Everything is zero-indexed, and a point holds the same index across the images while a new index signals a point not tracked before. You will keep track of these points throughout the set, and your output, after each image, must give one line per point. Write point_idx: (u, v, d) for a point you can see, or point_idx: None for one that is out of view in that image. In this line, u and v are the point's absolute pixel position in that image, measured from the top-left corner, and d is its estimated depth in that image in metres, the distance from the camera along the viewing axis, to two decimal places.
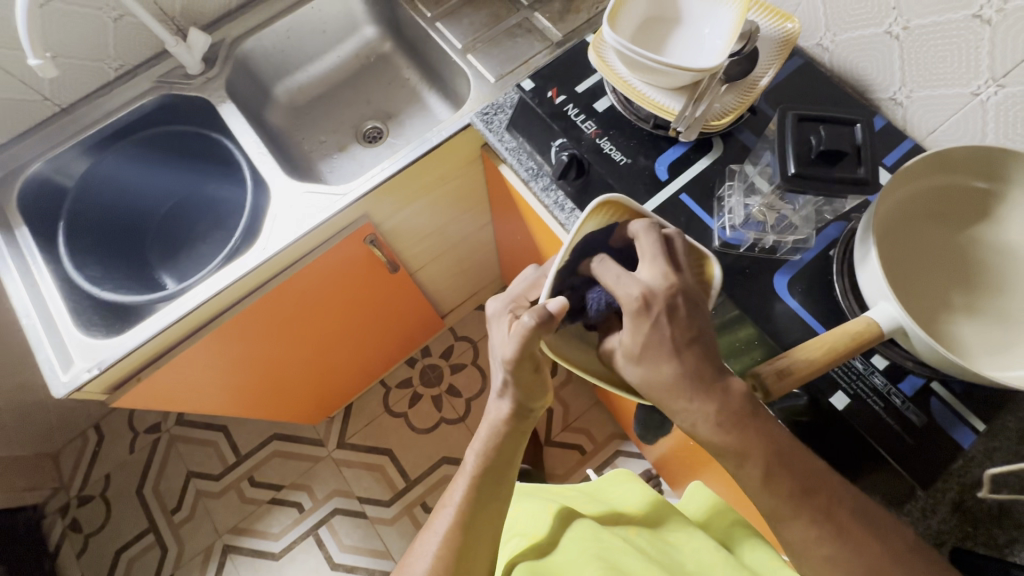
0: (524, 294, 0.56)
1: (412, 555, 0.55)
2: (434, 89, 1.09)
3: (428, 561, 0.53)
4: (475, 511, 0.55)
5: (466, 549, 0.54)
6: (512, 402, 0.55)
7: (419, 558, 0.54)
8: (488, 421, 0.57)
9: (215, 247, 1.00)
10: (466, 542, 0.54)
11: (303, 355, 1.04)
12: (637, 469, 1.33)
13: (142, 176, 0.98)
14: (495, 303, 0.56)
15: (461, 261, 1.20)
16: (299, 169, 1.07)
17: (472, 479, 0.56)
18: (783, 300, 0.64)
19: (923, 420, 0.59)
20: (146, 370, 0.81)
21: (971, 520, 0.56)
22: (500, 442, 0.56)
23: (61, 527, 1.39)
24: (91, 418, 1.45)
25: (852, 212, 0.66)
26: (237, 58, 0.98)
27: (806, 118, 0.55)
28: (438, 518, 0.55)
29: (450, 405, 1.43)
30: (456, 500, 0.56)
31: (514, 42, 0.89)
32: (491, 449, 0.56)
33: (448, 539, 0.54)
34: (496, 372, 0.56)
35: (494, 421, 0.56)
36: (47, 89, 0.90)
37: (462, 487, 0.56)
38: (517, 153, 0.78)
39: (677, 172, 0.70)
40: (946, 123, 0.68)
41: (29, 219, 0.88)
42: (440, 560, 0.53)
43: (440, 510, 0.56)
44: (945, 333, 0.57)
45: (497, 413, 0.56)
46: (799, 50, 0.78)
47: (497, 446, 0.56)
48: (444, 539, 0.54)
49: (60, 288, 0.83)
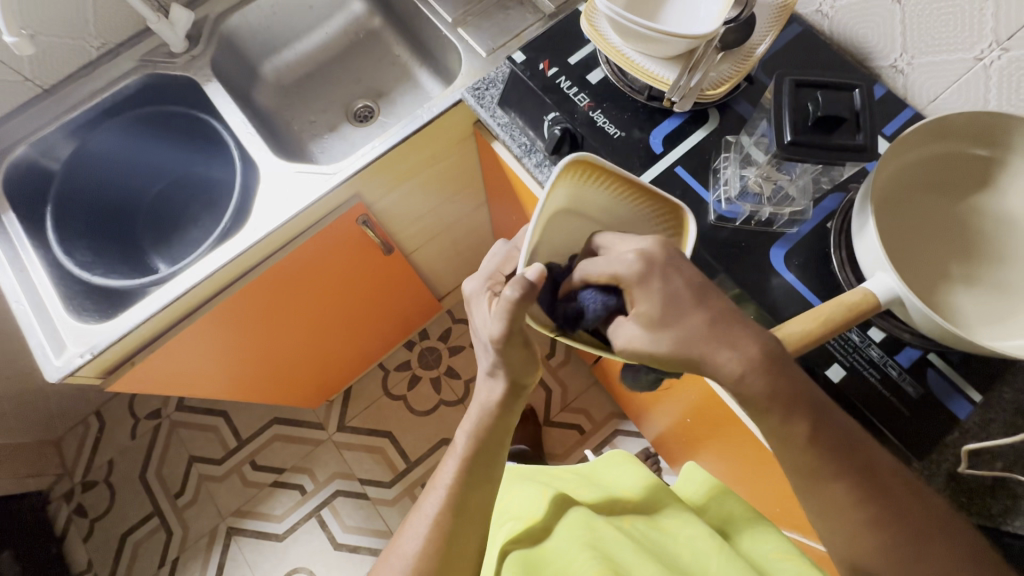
0: (499, 270, 0.56)
1: (404, 533, 0.55)
2: (425, 66, 1.07)
3: (420, 539, 0.54)
4: (465, 491, 0.55)
5: (456, 530, 0.54)
6: (502, 383, 0.54)
7: (410, 538, 0.54)
8: (478, 403, 0.56)
9: (207, 229, 0.99)
10: (460, 519, 0.54)
11: (300, 337, 1.04)
12: (636, 448, 1.34)
13: (130, 158, 0.97)
14: (472, 283, 0.55)
15: (456, 242, 1.19)
16: (290, 150, 1.05)
17: (463, 457, 0.55)
18: (780, 274, 0.63)
19: (920, 392, 0.58)
20: (139, 354, 0.80)
21: (966, 491, 0.56)
22: (491, 424, 0.55)
23: (67, 512, 1.40)
24: (91, 405, 1.45)
25: (850, 182, 0.65)
26: (222, 35, 0.95)
27: (803, 83, 0.53)
28: (429, 499, 0.55)
29: (448, 387, 1.43)
30: (446, 482, 0.55)
31: (505, 14, 0.87)
32: (482, 432, 0.55)
33: (439, 518, 0.54)
34: (483, 351, 0.54)
35: (485, 403, 0.55)
36: (28, 69, 0.88)
37: (453, 469, 0.55)
38: (510, 129, 0.76)
39: (672, 145, 0.69)
40: (948, 90, 0.65)
41: (16, 203, 0.87)
42: (430, 541, 0.53)
43: (430, 491, 0.56)
44: (943, 304, 0.56)
45: (488, 394, 0.55)
46: (797, 17, 0.75)
47: (488, 428, 0.55)
48: (435, 521, 0.54)
49: (50, 273, 0.82)
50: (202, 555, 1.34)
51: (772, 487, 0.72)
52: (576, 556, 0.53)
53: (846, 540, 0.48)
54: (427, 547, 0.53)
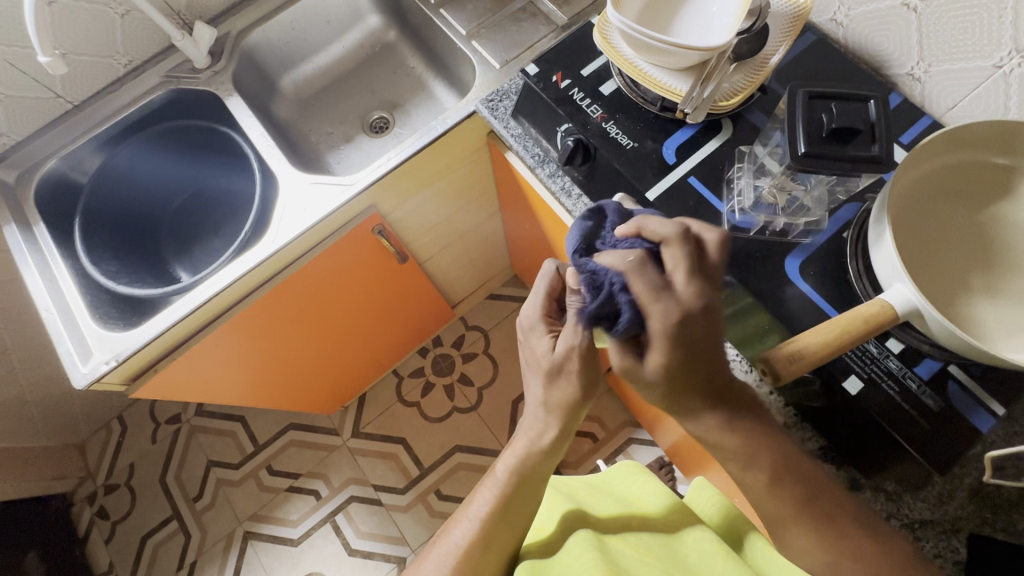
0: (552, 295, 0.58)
1: (429, 559, 0.59)
2: (440, 79, 1.09)
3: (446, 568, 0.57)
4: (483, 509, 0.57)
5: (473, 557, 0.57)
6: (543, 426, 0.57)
7: (435, 564, 0.58)
8: (521, 443, 0.58)
9: (228, 240, 1.02)
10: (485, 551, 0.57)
11: (317, 346, 1.06)
12: (648, 457, 1.33)
13: (155, 172, 0.99)
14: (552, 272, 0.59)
15: (469, 250, 1.20)
16: (308, 161, 1.07)
17: (498, 493, 0.58)
18: (795, 285, 0.63)
19: (941, 404, 0.57)
20: (161, 362, 0.82)
21: (989, 505, 0.55)
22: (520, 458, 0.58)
23: (89, 515, 1.43)
24: (114, 410, 1.49)
25: (866, 192, 0.64)
26: (243, 50, 0.98)
27: (816, 95, 0.53)
28: (458, 529, 0.59)
29: (462, 394, 1.44)
30: (478, 516, 0.58)
31: (518, 27, 0.88)
32: (520, 471, 0.58)
33: (468, 548, 0.57)
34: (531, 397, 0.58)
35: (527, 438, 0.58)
36: (60, 86, 0.92)
37: (487, 504, 0.58)
38: (523, 140, 0.77)
39: (686, 154, 0.69)
40: (966, 98, 0.65)
41: (46, 216, 0.91)
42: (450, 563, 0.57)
43: (461, 521, 0.59)
44: (964, 315, 0.56)
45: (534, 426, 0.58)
46: (811, 26, 0.75)
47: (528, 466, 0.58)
48: (463, 552, 0.57)
49: (77, 283, 0.85)
50: (218, 560, 1.36)
51: None
52: (582, 556, 0.54)
53: (848, 543, 0.49)
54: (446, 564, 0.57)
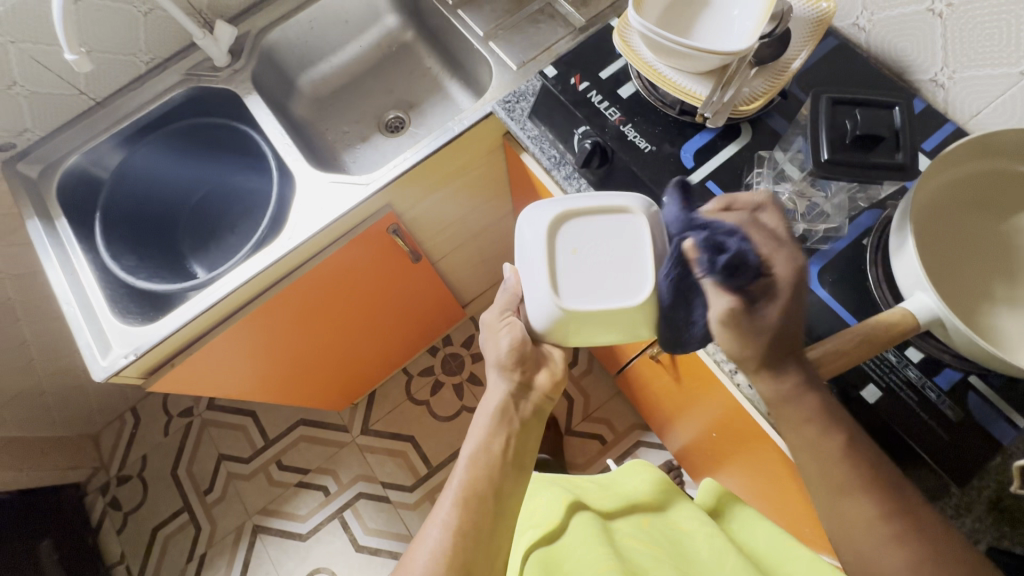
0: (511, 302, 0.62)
1: (416, 547, 0.55)
2: (456, 79, 1.09)
3: (435, 542, 0.54)
4: (474, 487, 0.56)
5: (469, 530, 0.54)
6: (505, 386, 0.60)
7: (424, 545, 0.54)
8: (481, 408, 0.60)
9: (245, 237, 1.03)
10: (480, 523, 0.55)
11: (329, 343, 1.06)
12: (657, 460, 1.33)
13: (174, 170, 1.01)
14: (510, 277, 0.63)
15: (483, 249, 1.20)
16: (323, 159, 1.08)
17: (468, 460, 0.57)
18: (812, 291, 0.62)
19: (960, 415, 0.57)
20: (179, 356, 0.83)
21: (1008, 518, 0.55)
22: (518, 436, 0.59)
23: (103, 504, 1.45)
24: (128, 402, 1.50)
25: (888, 199, 0.64)
26: (263, 49, 0.99)
27: (840, 101, 0.53)
28: (438, 505, 0.56)
29: (471, 393, 1.44)
30: (456, 484, 0.57)
31: (536, 28, 0.88)
32: (487, 441, 0.58)
33: (453, 519, 0.54)
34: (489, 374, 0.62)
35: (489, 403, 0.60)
36: (83, 83, 0.93)
37: (462, 470, 0.57)
38: (540, 142, 0.77)
39: (704, 159, 0.69)
40: (991, 105, 0.64)
41: (67, 210, 0.92)
42: (445, 544, 0.53)
43: (442, 498, 0.57)
44: (986, 326, 0.55)
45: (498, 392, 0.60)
46: (833, 31, 0.75)
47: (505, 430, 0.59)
48: (448, 524, 0.54)
49: (98, 277, 0.86)
50: (228, 552, 1.37)
51: (790, 505, 0.72)
52: (595, 551, 0.54)
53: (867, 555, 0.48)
54: (441, 547, 0.53)
